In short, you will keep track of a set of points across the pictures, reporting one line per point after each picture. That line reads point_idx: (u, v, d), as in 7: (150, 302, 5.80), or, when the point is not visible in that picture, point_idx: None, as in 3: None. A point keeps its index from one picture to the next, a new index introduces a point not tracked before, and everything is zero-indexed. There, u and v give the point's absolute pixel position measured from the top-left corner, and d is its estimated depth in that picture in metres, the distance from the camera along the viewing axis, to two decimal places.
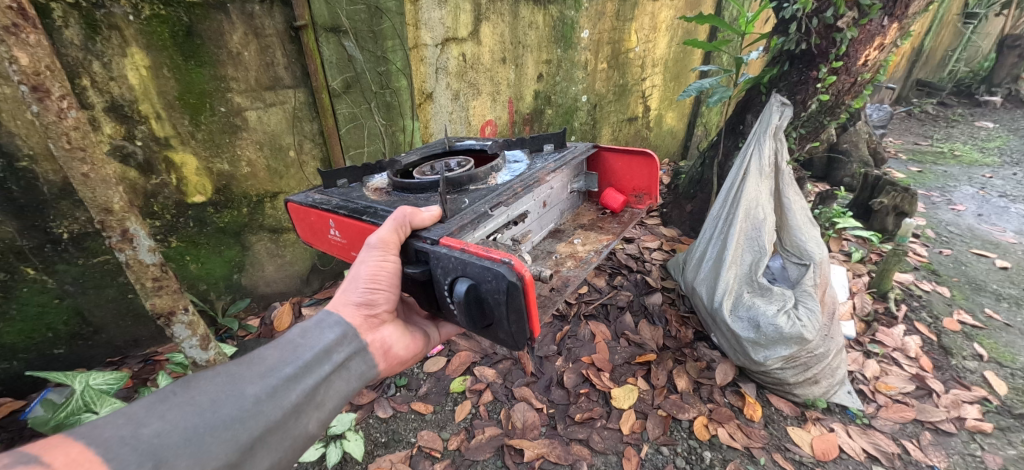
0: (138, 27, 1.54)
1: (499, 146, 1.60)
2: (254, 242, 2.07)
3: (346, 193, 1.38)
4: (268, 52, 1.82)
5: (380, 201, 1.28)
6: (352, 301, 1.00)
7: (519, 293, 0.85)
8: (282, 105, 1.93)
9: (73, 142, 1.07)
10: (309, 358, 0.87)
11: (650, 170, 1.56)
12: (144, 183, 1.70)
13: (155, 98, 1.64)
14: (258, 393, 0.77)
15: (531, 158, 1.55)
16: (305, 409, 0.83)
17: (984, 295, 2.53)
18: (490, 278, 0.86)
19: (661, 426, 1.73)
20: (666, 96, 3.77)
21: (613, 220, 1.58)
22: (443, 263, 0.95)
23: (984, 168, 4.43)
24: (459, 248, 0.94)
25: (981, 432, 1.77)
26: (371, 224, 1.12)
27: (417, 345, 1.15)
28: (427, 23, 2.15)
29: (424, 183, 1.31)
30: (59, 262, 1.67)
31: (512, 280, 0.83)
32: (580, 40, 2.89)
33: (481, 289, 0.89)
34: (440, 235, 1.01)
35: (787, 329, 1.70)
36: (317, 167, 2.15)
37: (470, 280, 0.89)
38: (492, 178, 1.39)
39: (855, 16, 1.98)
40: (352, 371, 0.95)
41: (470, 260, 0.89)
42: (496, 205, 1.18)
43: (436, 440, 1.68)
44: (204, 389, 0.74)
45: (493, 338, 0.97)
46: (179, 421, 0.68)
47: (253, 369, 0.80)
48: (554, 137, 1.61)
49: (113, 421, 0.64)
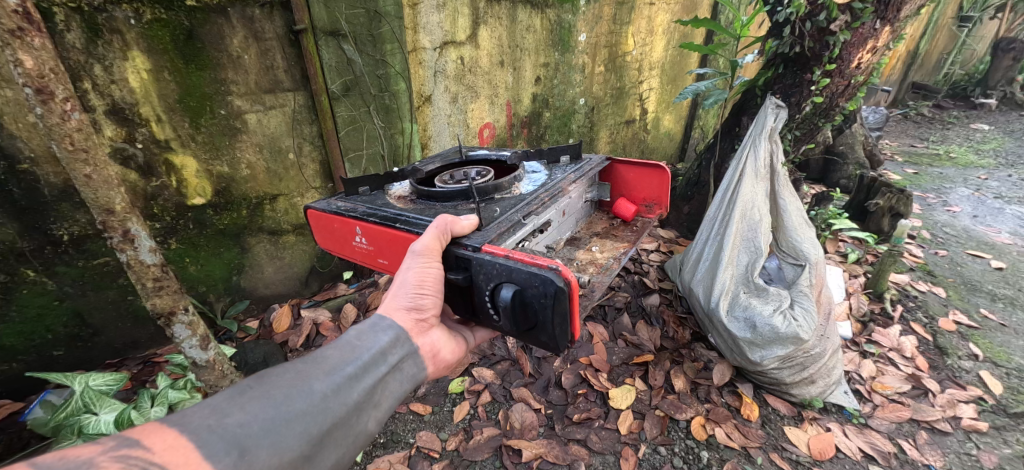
0: (139, 31, 1.56)
1: (517, 157, 1.60)
2: (254, 243, 2.08)
3: (370, 201, 1.40)
4: (268, 55, 1.84)
5: (407, 209, 1.30)
6: (402, 306, 1.01)
7: (565, 298, 0.87)
8: (282, 108, 1.95)
9: (76, 144, 1.08)
10: (367, 358, 0.87)
11: (662, 182, 1.59)
12: (145, 184, 1.71)
13: (156, 100, 1.65)
14: (325, 390, 0.78)
15: (549, 169, 1.58)
16: (365, 408, 0.83)
17: (980, 295, 2.54)
18: (537, 284, 0.88)
19: (658, 425, 1.74)
20: (663, 99, 3.79)
21: (626, 229, 1.58)
22: (485, 269, 0.97)
23: (979, 170, 4.46)
24: (501, 256, 0.96)
25: (976, 432, 1.78)
26: (405, 231, 1.14)
27: (461, 349, 1.14)
28: (425, 26, 2.17)
29: (450, 192, 1.32)
30: (59, 263, 1.68)
31: (560, 285, 0.85)
32: (577, 44, 2.92)
33: (527, 294, 0.91)
34: (479, 243, 1.03)
35: (783, 329, 1.71)
36: (317, 169, 2.17)
37: (514, 286, 0.91)
38: (515, 187, 1.41)
39: (848, 19, 2.01)
40: (405, 373, 0.94)
41: (516, 267, 0.90)
42: (527, 214, 1.21)
43: (434, 440, 1.69)
44: (276, 383, 0.75)
45: (534, 342, 0.98)
46: (259, 412, 0.70)
47: (318, 366, 0.81)
48: (570, 149, 1.63)
49: (199, 411, 0.67)
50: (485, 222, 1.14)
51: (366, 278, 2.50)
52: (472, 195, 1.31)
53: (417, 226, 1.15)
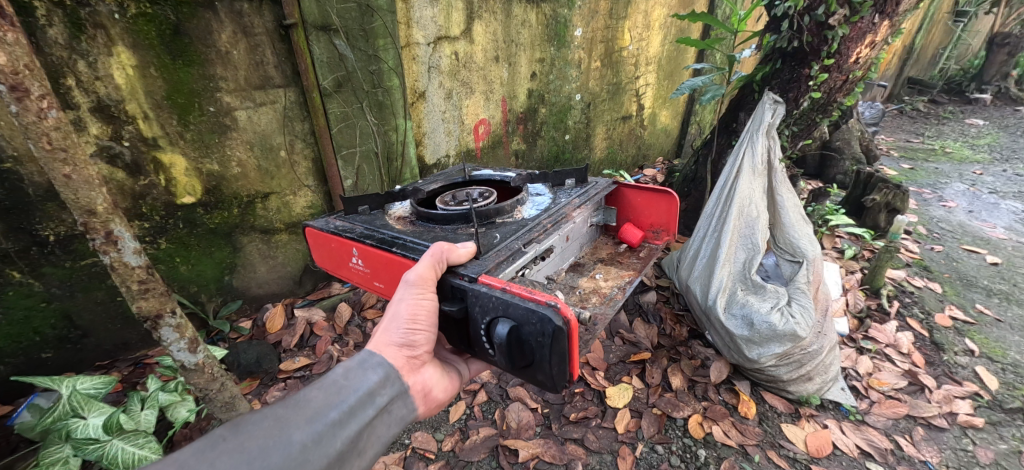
0: (123, 26, 1.52)
1: (522, 180, 1.57)
2: (246, 242, 2.05)
3: (369, 221, 1.37)
4: (257, 51, 1.80)
5: (405, 231, 1.27)
6: (393, 342, 0.98)
7: (563, 337, 0.85)
8: (273, 105, 1.92)
9: (54, 143, 1.04)
10: (352, 401, 0.84)
11: (671, 210, 1.56)
12: (132, 183, 1.68)
13: (143, 98, 1.62)
14: (304, 440, 0.76)
15: (554, 192, 1.56)
16: (346, 457, 0.81)
17: (975, 291, 2.55)
18: (535, 321, 0.86)
19: (655, 424, 1.73)
20: (660, 95, 3.76)
21: (633, 255, 1.57)
22: (482, 302, 0.95)
23: (974, 165, 4.47)
24: (498, 290, 0.94)
25: (973, 427, 1.78)
26: (402, 257, 1.12)
27: (454, 386, 1.12)
28: (418, 21, 2.14)
29: (450, 215, 1.30)
30: (46, 265, 1.64)
31: (558, 324, 0.83)
32: (573, 39, 2.88)
33: (524, 331, 0.89)
34: (476, 273, 1.01)
35: (781, 326, 1.70)
36: (309, 167, 2.13)
37: (511, 324, 0.89)
38: (518, 212, 1.38)
39: (847, 13, 1.99)
40: (393, 415, 0.92)
41: (514, 302, 0.89)
42: (529, 241, 1.19)
43: (430, 441, 1.67)
44: (252, 434, 0.73)
45: (529, 378, 0.96)
46: (230, 468, 0.68)
47: (299, 412, 0.79)
48: (576, 172, 1.59)
49: (166, 467, 0.65)
50: (485, 251, 1.12)
51: None
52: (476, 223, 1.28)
53: (413, 252, 1.13)
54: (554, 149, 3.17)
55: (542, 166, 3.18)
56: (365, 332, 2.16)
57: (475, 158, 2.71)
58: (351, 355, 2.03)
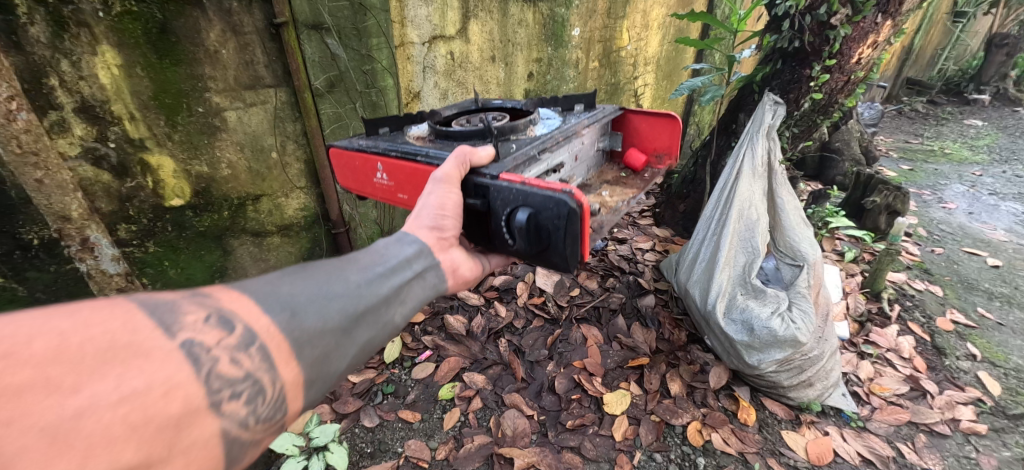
0: (108, 24, 1.47)
1: (532, 104, 1.53)
2: (237, 245, 2.01)
3: (390, 139, 1.32)
4: (247, 50, 1.76)
5: (428, 145, 1.24)
6: (424, 225, 1.01)
7: (576, 219, 0.87)
8: (263, 105, 1.88)
9: (23, 146, 1.03)
10: (394, 262, 0.90)
11: (675, 133, 1.52)
12: (118, 186, 1.63)
13: (129, 98, 1.57)
14: (359, 280, 0.81)
15: (564, 115, 1.51)
16: (394, 301, 0.86)
17: (976, 294, 2.52)
18: (550, 206, 0.88)
19: (654, 432, 1.70)
20: (658, 95, 3.71)
21: (636, 179, 1.53)
22: (503, 196, 0.96)
23: (973, 166, 4.46)
24: (518, 183, 0.94)
25: (975, 434, 1.76)
26: (427, 164, 1.10)
27: (482, 268, 1.17)
28: (413, 20, 2.11)
29: (468, 131, 1.26)
30: (30, 269, 1.60)
31: (572, 205, 0.85)
32: (570, 39, 2.84)
33: (540, 217, 0.91)
34: (496, 172, 1.01)
35: (781, 332, 1.67)
36: (301, 168, 2.10)
37: (530, 210, 0.90)
38: (531, 129, 1.35)
39: (849, 13, 1.96)
40: (428, 281, 0.97)
41: (531, 190, 0.90)
42: (543, 150, 1.17)
43: (423, 449, 1.64)
44: (318, 268, 0.79)
45: (544, 264, 0.99)
46: (305, 287, 0.74)
47: (352, 262, 0.84)
48: (585, 97, 1.56)
49: (256, 282, 0.72)
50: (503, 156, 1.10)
51: None
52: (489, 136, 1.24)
53: (438, 158, 1.10)
54: None
55: None
56: None
57: None
58: None
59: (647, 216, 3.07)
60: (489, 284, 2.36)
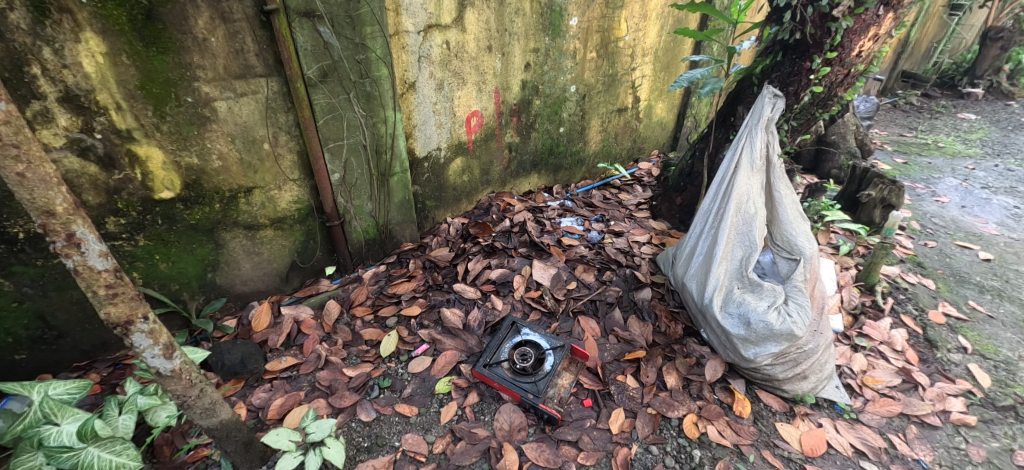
0: (91, 11, 1.41)
1: (535, 347, 1.89)
2: (229, 238, 1.98)
3: (490, 354, 1.89)
4: (237, 38, 1.69)
5: (507, 376, 1.79)
6: None
7: (554, 425, 1.67)
8: (255, 95, 1.81)
9: (3, 138, 0.83)
10: None
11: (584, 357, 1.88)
12: (106, 178, 1.62)
13: (115, 87, 1.53)
14: None
15: (545, 344, 1.90)
16: None
17: (968, 287, 2.56)
18: (546, 416, 1.67)
19: (650, 424, 1.71)
20: (655, 87, 3.64)
21: (584, 369, 1.88)
22: (539, 412, 1.69)
23: (966, 160, 4.49)
24: (549, 412, 1.66)
25: (965, 425, 1.78)
26: (517, 393, 1.73)
27: None
28: (408, 8, 2.05)
29: (521, 389, 1.74)
30: (15, 263, 1.55)
31: (552, 420, 1.65)
32: (568, 28, 2.78)
33: (545, 418, 1.69)
34: (538, 399, 1.68)
35: (777, 326, 1.67)
36: (295, 160, 2.03)
37: (545, 418, 1.68)
38: (540, 375, 1.79)
39: (852, 5, 1.93)
40: None
41: (542, 408, 1.66)
42: (547, 395, 1.74)
43: (420, 444, 1.64)
44: None
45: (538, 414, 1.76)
46: None
47: None
48: (554, 343, 1.91)
49: None
50: (545, 390, 1.73)
51: (351, 273, 2.41)
52: (532, 376, 1.78)
53: (520, 389, 1.74)
54: (548, 142, 3.12)
55: (535, 160, 3.12)
56: (353, 331, 2.10)
57: (467, 151, 2.68)
58: (339, 355, 1.98)
59: (643, 209, 3.07)
60: (485, 277, 2.32)
